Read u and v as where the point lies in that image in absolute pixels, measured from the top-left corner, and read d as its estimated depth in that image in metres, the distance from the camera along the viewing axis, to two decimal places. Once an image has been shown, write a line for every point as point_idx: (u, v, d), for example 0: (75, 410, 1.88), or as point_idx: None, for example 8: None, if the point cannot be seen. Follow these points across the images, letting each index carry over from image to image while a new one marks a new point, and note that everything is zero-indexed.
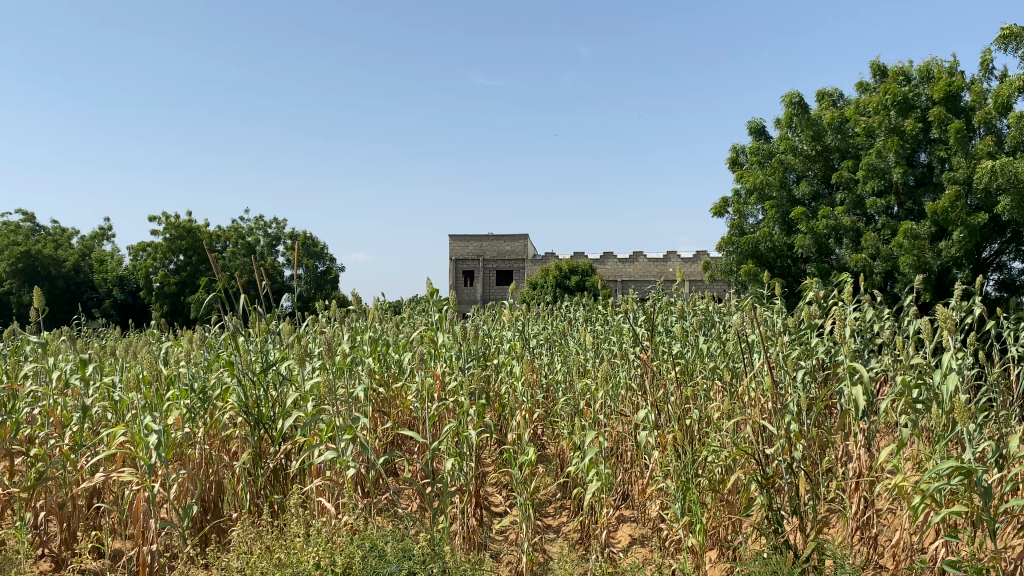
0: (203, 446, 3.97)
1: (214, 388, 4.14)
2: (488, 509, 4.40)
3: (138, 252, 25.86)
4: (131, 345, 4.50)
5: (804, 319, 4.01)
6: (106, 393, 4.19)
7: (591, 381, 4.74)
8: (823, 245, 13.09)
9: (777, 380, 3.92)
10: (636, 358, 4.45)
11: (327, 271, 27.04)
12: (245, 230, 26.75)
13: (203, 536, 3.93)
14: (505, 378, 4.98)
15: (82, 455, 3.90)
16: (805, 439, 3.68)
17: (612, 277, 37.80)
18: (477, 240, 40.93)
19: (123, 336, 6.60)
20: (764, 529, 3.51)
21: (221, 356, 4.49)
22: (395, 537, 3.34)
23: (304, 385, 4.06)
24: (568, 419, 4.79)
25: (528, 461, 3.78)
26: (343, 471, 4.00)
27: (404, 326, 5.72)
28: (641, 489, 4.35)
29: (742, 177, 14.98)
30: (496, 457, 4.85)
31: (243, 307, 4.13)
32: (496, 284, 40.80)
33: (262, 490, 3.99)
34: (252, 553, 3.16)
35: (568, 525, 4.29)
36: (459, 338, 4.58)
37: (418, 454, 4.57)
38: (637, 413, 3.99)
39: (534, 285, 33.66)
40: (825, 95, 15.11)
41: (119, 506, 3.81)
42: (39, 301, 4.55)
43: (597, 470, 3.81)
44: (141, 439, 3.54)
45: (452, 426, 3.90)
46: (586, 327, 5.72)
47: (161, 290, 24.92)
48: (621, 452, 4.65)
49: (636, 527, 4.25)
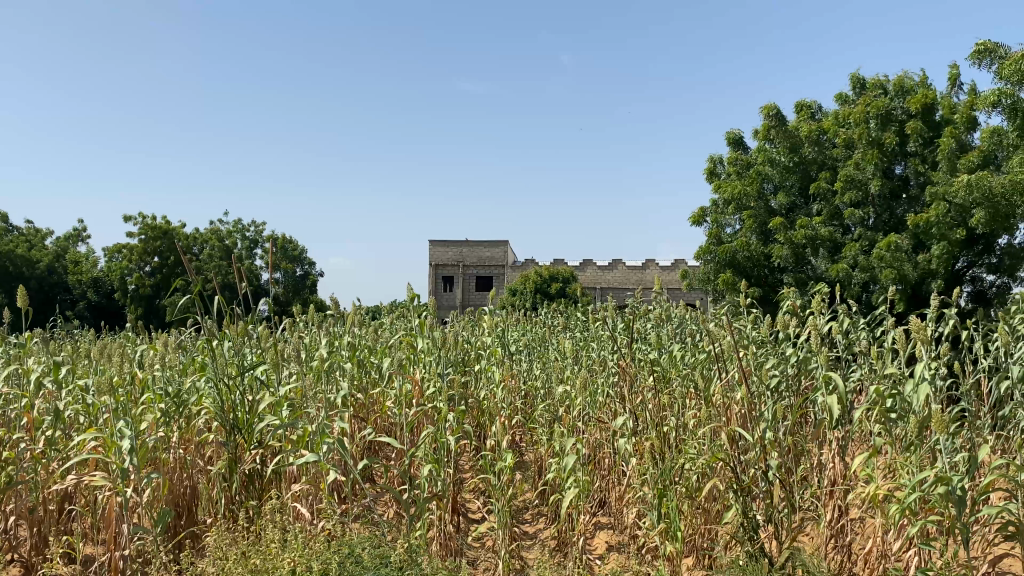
0: (177, 450, 3.92)
1: (189, 392, 4.10)
2: (465, 515, 4.39)
3: (114, 253, 25.57)
4: (105, 347, 4.44)
5: (781, 329, 4.04)
6: (79, 396, 4.13)
7: (570, 388, 4.75)
8: (801, 255, 13.22)
9: (753, 389, 3.95)
10: (615, 366, 4.46)
11: (306, 275, 26.89)
12: (223, 233, 26.52)
13: (177, 542, 3.88)
14: (484, 384, 4.98)
15: (53, 459, 3.84)
16: (780, 448, 3.71)
17: (591, 284, 37.92)
18: (457, 245, 40.88)
19: (96, 338, 6.50)
20: (740, 536, 3.53)
21: (196, 360, 4.44)
22: (373, 544, 3.32)
23: (281, 390, 4.03)
24: (547, 426, 4.79)
25: (507, 468, 3.77)
26: (320, 476, 3.96)
27: (383, 331, 5.70)
28: (618, 497, 4.36)
29: (720, 186, 15.09)
30: (473, 464, 4.84)
31: (219, 310, 4.09)
32: (476, 290, 40.78)
33: (237, 496, 3.94)
34: (227, 559, 3.12)
35: (545, 532, 4.29)
36: (438, 344, 4.56)
37: (395, 460, 4.55)
38: (615, 421, 4.00)
39: (514, 291, 33.66)
40: (804, 106, 15.27)
41: (92, 510, 3.76)
42: (16, 302, 4.49)
43: (574, 476, 3.81)
44: (114, 444, 3.49)
45: (430, 431, 3.88)
46: (566, 334, 5.72)
47: (137, 292, 24.68)
48: (599, 458, 4.65)
49: (612, 534, 4.25)
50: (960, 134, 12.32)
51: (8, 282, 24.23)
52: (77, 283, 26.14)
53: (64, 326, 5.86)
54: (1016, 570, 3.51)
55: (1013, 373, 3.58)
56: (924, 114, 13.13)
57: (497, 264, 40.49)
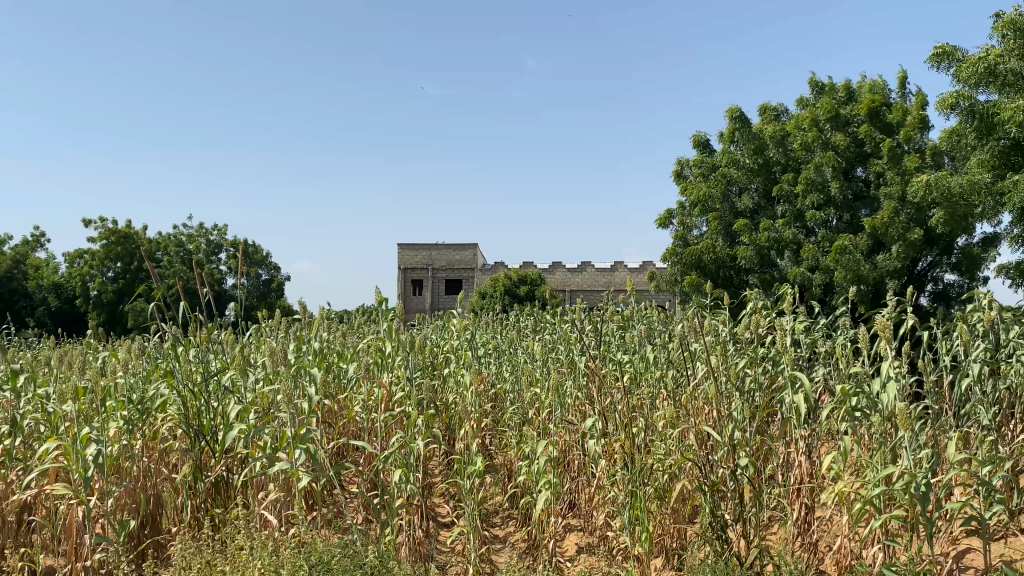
0: (141, 459, 3.81)
1: (152, 400, 3.98)
2: (435, 521, 4.34)
3: (75, 260, 25.14)
4: (66, 354, 4.28)
5: (749, 330, 4.06)
6: (39, 404, 3.97)
7: (540, 391, 4.75)
8: (766, 257, 13.38)
9: (722, 391, 3.95)
10: (584, 367, 4.43)
11: (271, 279, 26.59)
12: (186, 237, 26.06)
13: (141, 552, 3.76)
14: (454, 388, 4.95)
15: (14, 470, 3.69)
16: (749, 448, 3.72)
17: (560, 286, 38.05)
18: (426, 249, 40.83)
19: (55, 346, 6.32)
20: (709, 536, 3.54)
21: (161, 368, 4.31)
22: (345, 547, 3.27)
23: (247, 396, 3.94)
24: (516, 430, 4.76)
25: (477, 472, 3.73)
26: (290, 483, 3.88)
27: (351, 335, 5.65)
28: (588, 498, 4.33)
29: (686, 189, 15.22)
30: (443, 468, 4.80)
31: (183, 317, 3.95)
32: (445, 294, 40.69)
33: (203, 504, 3.82)
34: (193, 567, 3.04)
35: (515, 536, 4.25)
36: (407, 348, 4.55)
37: (365, 465, 4.51)
38: (584, 422, 3.98)
39: (483, 295, 33.54)
40: (768, 109, 15.43)
41: (53, 521, 3.62)
42: None
43: (545, 479, 3.78)
44: (78, 452, 3.38)
45: (400, 436, 3.82)
46: (532, 337, 5.68)
47: (99, 299, 24.24)
48: (569, 461, 4.63)
49: (583, 536, 4.22)
50: (913, 135, 12.78)
51: None
52: (36, 288, 25.48)
53: (21, 332, 5.70)
54: (981, 565, 3.55)
55: (973, 369, 3.65)
56: (878, 117, 13.48)
57: (466, 267, 40.44)
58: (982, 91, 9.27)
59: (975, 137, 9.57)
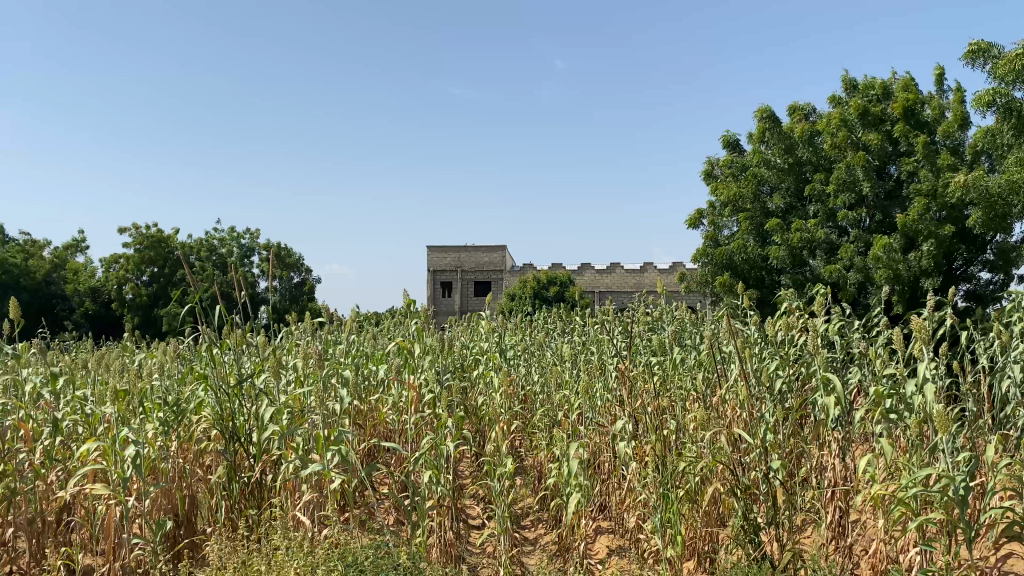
0: (177, 459, 3.85)
1: (187, 402, 4.02)
2: (465, 522, 4.34)
3: (111, 264, 25.55)
4: (103, 356, 4.34)
5: (780, 331, 4.01)
6: (78, 406, 4.02)
7: (569, 392, 4.74)
8: (798, 257, 13.21)
9: (754, 393, 3.90)
10: (614, 369, 4.41)
11: (304, 283, 26.83)
12: (219, 242, 26.37)
13: (176, 552, 3.81)
14: (484, 390, 4.95)
15: (54, 470, 3.74)
16: (782, 451, 3.68)
17: (590, 287, 37.97)
18: (456, 251, 40.94)
19: (92, 350, 6.41)
20: (741, 539, 3.51)
21: (196, 369, 4.35)
22: (379, 548, 3.29)
23: (281, 397, 3.96)
24: (546, 432, 4.74)
25: (507, 474, 3.72)
26: (323, 483, 3.91)
27: (381, 337, 5.68)
28: (618, 500, 4.31)
29: (716, 189, 15.11)
30: (473, 470, 4.80)
31: (218, 319, 3.97)
32: (474, 296, 40.77)
33: (237, 504, 3.86)
34: (229, 566, 3.07)
35: (546, 538, 4.24)
36: (436, 350, 4.55)
37: (395, 466, 4.53)
38: (614, 424, 3.95)
39: (511, 296, 33.55)
40: (798, 108, 15.27)
41: (91, 520, 3.66)
42: (13, 310, 4.36)
43: (576, 482, 3.77)
44: (116, 452, 3.42)
45: (430, 438, 3.83)
46: (560, 339, 5.66)
47: (135, 302, 24.64)
48: (599, 463, 4.61)
49: (614, 539, 4.20)
50: (950, 133, 12.56)
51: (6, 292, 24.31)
52: (74, 292, 25.92)
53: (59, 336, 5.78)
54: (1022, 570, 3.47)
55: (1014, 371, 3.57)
56: (912, 114, 13.28)
57: (495, 269, 40.48)
58: (1019, 88, 9.08)
59: (1013, 135, 9.37)
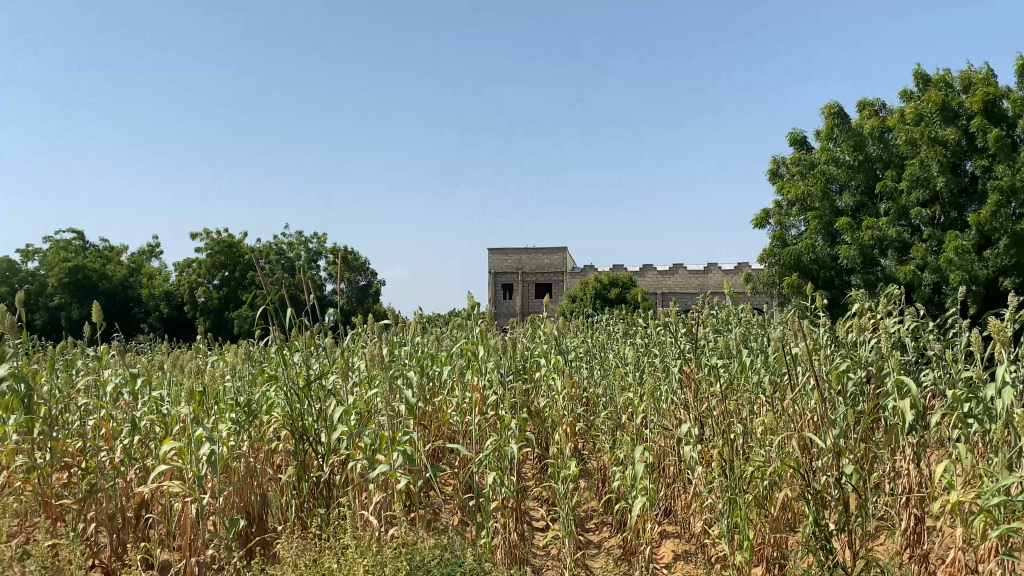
0: (249, 458, 3.95)
1: (258, 403, 4.12)
2: (529, 524, 4.34)
3: (185, 268, 26.35)
4: (178, 358, 4.47)
5: (851, 333, 3.91)
6: (155, 406, 4.14)
7: (633, 395, 4.70)
8: (869, 256, 12.86)
9: (824, 396, 3.81)
10: (678, 371, 4.35)
11: (369, 285, 27.24)
12: (287, 246, 26.97)
13: (249, 549, 3.90)
14: (547, 392, 4.94)
15: (133, 468, 3.87)
16: (853, 455, 3.58)
17: (652, 289, 37.65)
18: (517, 253, 41.05)
19: (169, 351, 6.61)
20: (812, 545, 3.43)
21: (266, 371, 4.45)
22: (444, 547, 3.31)
23: (348, 398, 4.03)
24: (609, 435, 4.71)
25: (572, 477, 3.70)
26: (389, 483, 3.95)
27: (445, 339, 5.72)
28: (684, 504, 4.26)
29: (783, 188, 14.83)
30: (536, 472, 4.80)
31: (287, 321, 4.05)
32: (535, 298, 40.81)
33: (306, 503, 3.93)
34: (299, 564, 3.13)
35: (610, 541, 4.22)
36: (499, 352, 4.57)
37: (459, 468, 4.56)
38: (680, 427, 3.90)
39: (573, 298, 33.50)
40: (868, 104, 14.88)
41: (168, 517, 3.77)
42: (95, 314, 4.52)
43: (641, 485, 3.73)
44: (192, 451, 3.52)
45: (494, 440, 3.84)
46: (624, 341, 5.63)
47: (206, 305, 25.36)
48: (663, 467, 4.57)
49: (679, 543, 4.15)
50: None
51: (86, 296, 25.27)
52: (150, 296, 26.82)
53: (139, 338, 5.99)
54: None
55: None
56: (990, 108, 12.80)
57: (557, 271, 40.45)
58: None
59: None
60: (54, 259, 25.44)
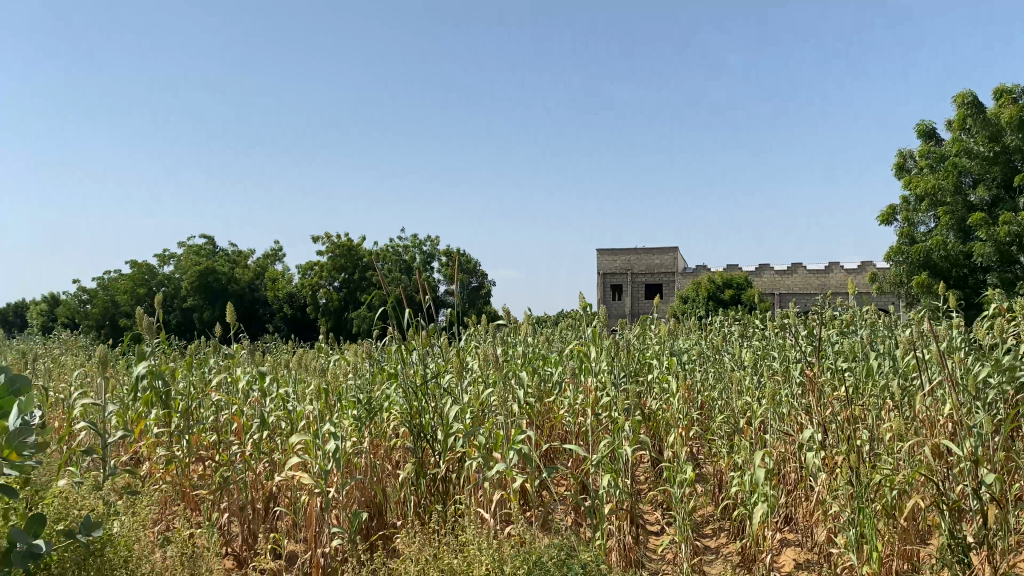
0: (368, 454, 4.05)
1: (377, 401, 4.24)
2: (643, 527, 4.28)
3: (307, 271, 27.47)
4: (303, 357, 4.64)
5: (991, 336, 3.66)
6: (281, 403, 4.31)
7: (750, 398, 4.56)
8: (1006, 253, 12.09)
9: (961, 402, 3.59)
10: (799, 375, 4.20)
11: (480, 287, 27.64)
12: (401, 249, 27.69)
13: (369, 543, 4.01)
14: (660, 394, 4.86)
15: (263, 461, 4.04)
16: (993, 465, 3.36)
17: (768, 290, 36.62)
18: (627, 254, 40.76)
19: (297, 349, 6.90)
20: (948, 559, 3.24)
21: (384, 369, 4.57)
22: (562, 547, 3.29)
23: (464, 397, 4.08)
24: (726, 439, 4.59)
25: (687, 481, 3.62)
26: (503, 482, 3.97)
27: (558, 340, 5.73)
28: (806, 511, 4.11)
29: (910, 182, 14.13)
30: (650, 476, 4.73)
31: (404, 322, 4.14)
32: (645, 299, 40.39)
33: (424, 500, 4.00)
34: (420, 560, 3.18)
35: (728, 547, 4.11)
36: (612, 353, 4.53)
37: (572, 469, 4.56)
38: (802, 432, 3.76)
39: (685, 299, 32.99)
40: (1005, 91, 13.97)
41: (294, 509, 3.92)
42: (229, 314, 4.76)
43: (762, 491, 3.62)
44: (317, 446, 3.63)
45: (608, 441, 3.80)
46: (741, 343, 5.49)
47: (327, 306, 26.37)
48: (784, 473, 4.41)
49: (801, 552, 4.00)
50: None
51: (216, 297, 26.70)
52: (275, 297, 28.09)
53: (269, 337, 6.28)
54: None
55: None
56: None
57: (667, 271, 39.92)
58: None
59: None
60: (188, 262, 27.00)
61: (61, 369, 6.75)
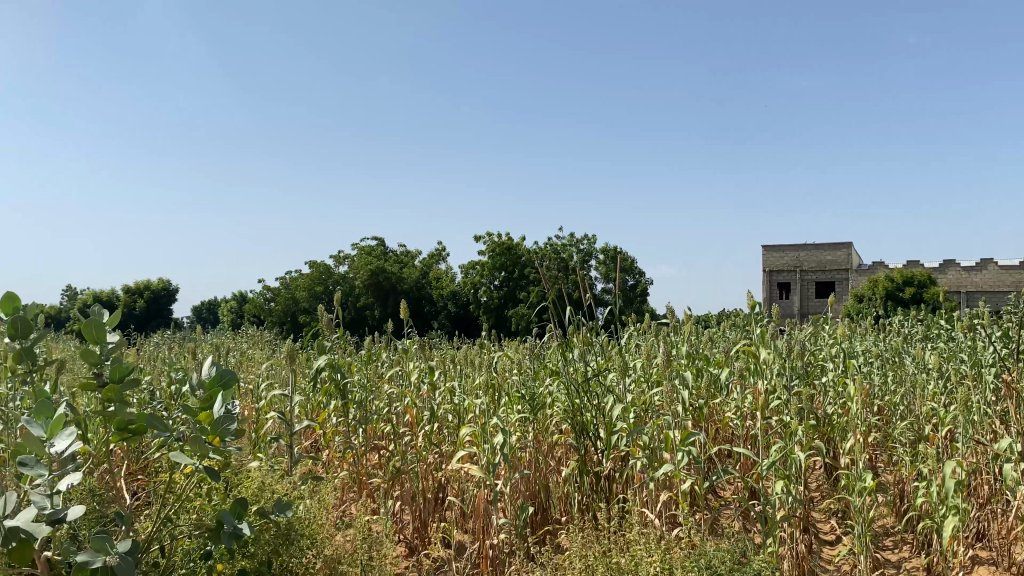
0: (533, 450, 4.09)
1: (541, 398, 4.27)
2: (818, 537, 4.07)
3: (468, 270, 28.24)
4: (469, 353, 4.76)
5: None
6: (448, 397, 4.44)
7: (936, 405, 4.24)
8: None
9: None
10: (994, 380, 3.85)
11: (638, 285, 27.36)
12: (559, 247, 27.89)
13: (535, 537, 4.05)
14: (834, 398, 4.61)
15: (432, 453, 4.17)
16: None
17: (954, 287, 33.99)
18: (794, 250, 39.10)
19: (464, 347, 7.11)
20: None
21: (548, 367, 4.60)
22: (732, 552, 3.17)
23: (628, 396, 4.03)
24: (909, 447, 4.29)
25: (868, 490, 3.39)
26: (669, 483, 3.89)
27: (725, 340, 5.57)
28: (1003, 529, 3.76)
29: None
30: (824, 483, 4.50)
31: (568, 320, 4.15)
32: (814, 297, 38.57)
33: (587, 497, 3.99)
34: (586, 556, 3.16)
35: (913, 562, 3.84)
36: (782, 353, 4.34)
37: (740, 472, 4.41)
38: (1000, 442, 3.44)
39: (860, 298, 31.23)
40: None
41: (462, 501, 4.02)
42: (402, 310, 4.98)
43: (954, 504, 3.35)
44: (484, 439, 3.70)
45: (780, 445, 3.64)
46: (926, 345, 5.11)
47: (488, 304, 27.00)
48: (977, 487, 4.07)
49: (998, 572, 3.67)
50: None
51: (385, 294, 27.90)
52: (439, 296, 29.06)
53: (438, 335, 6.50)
54: None
55: None
56: None
57: (839, 268, 37.94)
58: None
59: None
60: (359, 262, 28.42)
61: (254, 362, 7.31)
